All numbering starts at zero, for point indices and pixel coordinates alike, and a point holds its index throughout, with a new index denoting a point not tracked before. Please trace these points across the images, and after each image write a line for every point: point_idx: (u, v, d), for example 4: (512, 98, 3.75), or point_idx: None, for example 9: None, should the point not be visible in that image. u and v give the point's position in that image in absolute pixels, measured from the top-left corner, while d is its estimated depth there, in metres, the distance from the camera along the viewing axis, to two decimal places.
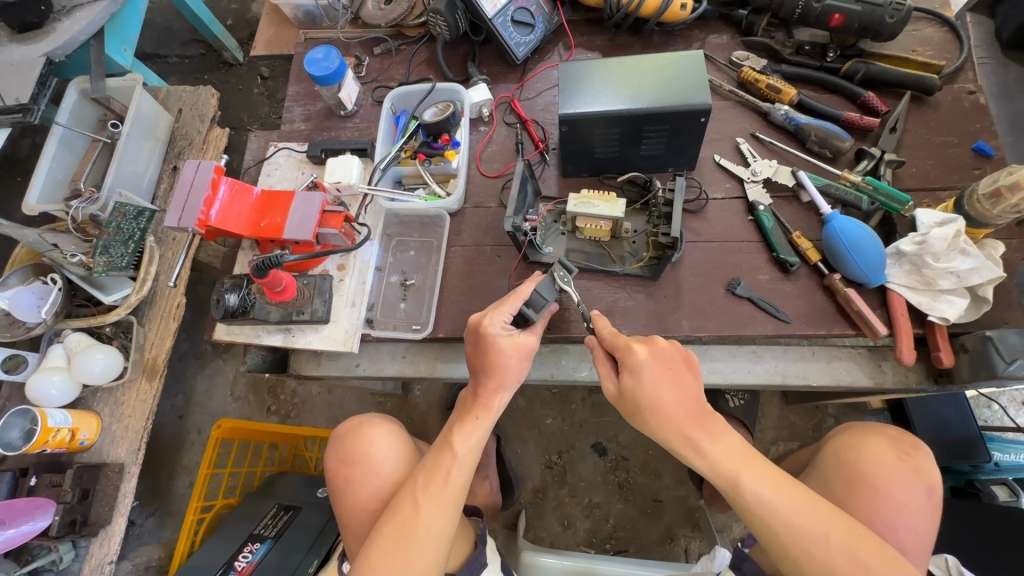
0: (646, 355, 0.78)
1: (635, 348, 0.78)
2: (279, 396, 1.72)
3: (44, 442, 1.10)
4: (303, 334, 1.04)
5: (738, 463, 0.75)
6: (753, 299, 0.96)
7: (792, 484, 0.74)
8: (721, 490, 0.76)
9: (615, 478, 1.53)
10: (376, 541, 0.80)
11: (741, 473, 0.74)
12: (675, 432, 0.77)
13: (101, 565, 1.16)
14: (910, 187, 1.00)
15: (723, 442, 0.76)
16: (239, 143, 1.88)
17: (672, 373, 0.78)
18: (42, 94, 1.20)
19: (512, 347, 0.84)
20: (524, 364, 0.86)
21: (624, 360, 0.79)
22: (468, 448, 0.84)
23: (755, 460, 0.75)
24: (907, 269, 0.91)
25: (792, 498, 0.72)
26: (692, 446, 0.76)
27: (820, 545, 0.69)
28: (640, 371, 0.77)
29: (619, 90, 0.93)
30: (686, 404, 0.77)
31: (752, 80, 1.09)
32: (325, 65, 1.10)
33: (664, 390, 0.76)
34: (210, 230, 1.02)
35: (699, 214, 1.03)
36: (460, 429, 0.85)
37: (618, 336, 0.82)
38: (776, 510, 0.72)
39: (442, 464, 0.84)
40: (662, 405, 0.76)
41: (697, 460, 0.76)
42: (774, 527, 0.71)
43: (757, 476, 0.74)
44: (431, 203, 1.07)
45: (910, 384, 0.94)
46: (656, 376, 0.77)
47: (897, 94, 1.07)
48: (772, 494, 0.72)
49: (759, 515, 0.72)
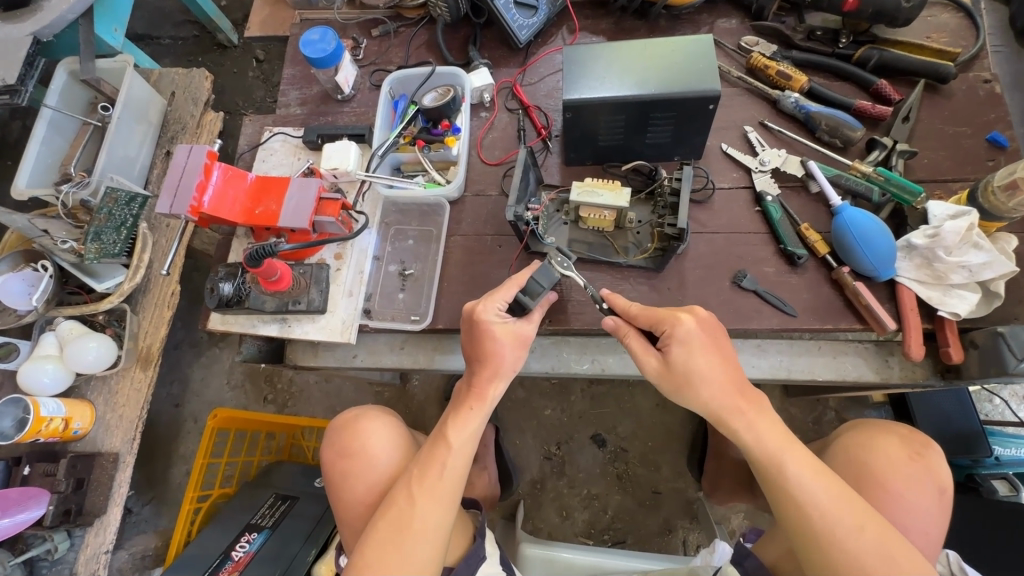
0: (694, 326, 0.77)
1: (683, 318, 0.77)
2: (276, 385, 1.71)
3: (38, 431, 1.08)
4: (299, 324, 1.02)
5: (783, 442, 0.74)
6: (759, 292, 0.94)
7: (831, 473, 0.73)
8: (759, 469, 0.75)
9: (614, 469, 1.53)
10: (374, 534, 0.79)
11: (786, 455, 0.74)
12: (720, 404, 0.76)
13: (96, 555, 1.15)
14: (922, 179, 0.98)
15: (770, 419, 0.76)
16: (235, 127, 1.84)
17: (719, 346, 0.77)
18: (30, 74, 1.17)
19: (521, 329, 0.84)
20: (522, 349, 0.84)
21: (671, 330, 0.77)
22: (464, 440, 0.82)
23: (798, 444, 0.75)
24: (918, 263, 0.89)
25: (832, 486, 0.71)
26: (739, 419, 0.76)
27: (853, 535, 0.68)
28: (690, 344, 0.76)
29: (623, 76, 0.90)
30: (734, 379, 0.76)
31: (762, 66, 1.05)
32: (321, 47, 1.06)
33: (712, 365, 0.76)
34: (203, 217, 0.99)
35: (706, 204, 1.01)
36: (454, 421, 0.83)
37: (654, 309, 0.81)
38: (815, 495, 0.71)
39: (438, 455, 0.82)
40: (709, 382, 0.75)
41: (744, 434, 0.76)
42: (808, 511, 0.70)
43: (798, 458, 0.73)
44: (430, 190, 1.05)
45: (917, 379, 0.93)
46: (704, 345, 0.76)
47: (909, 82, 1.04)
48: (812, 479, 0.71)
49: (795, 495, 0.71)
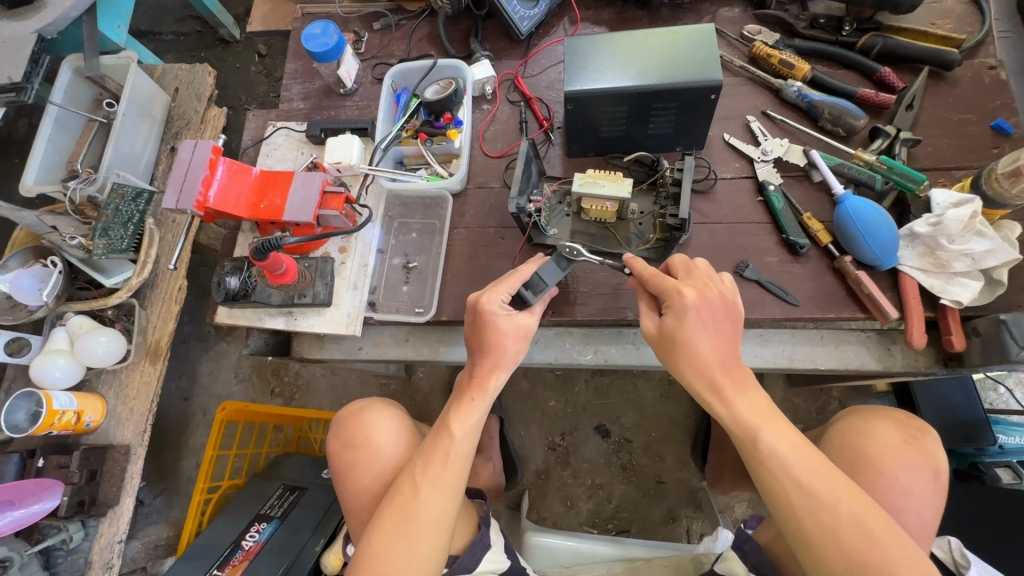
0: (694, 299, 0.76)
1: (683, 291, 0.77)
2: (283, 378, 1.72)
3: (51, 424, 1.10)
4: (305, 317, 1.03)
5: (762, 417, 0.73)
6: (761, 282, 0.94)
7: (813, 450, 0.72)
8: (737, 442, 0.75)
9: (618, 459, 1.54)
10: (381, 519, 0.80)
11: (765, 427, 0.73)
12: (700, 377, 0.76)
13: (110, 545, 1.18)
14: (926, 167, 0.98)
15: (751, 397, 0.75)
16: (238, 123, 1.85)
17: (715, 324, 0.76)
18: (35, 71, 1.18)
19: (529, 321, 0.85)
20: (524, 339, 0.85)
21: (670, 301, 0.78)
22: (467, 432, 0.83)
23: (779, 419, 0.74)
24: (920, 251, 0.89)
25: (809, 460, 0.71)
26: (717, 394, 0.76)
27: (829, 509, 0.68)
28: (685, 313, 0.76)
29: (625, 67, 0.90)
30: (722, 354, 0.76)
31: (764, 55, 1.05)
32: (322, 41, 1.07)
33: (705, 339, 0.76)
34: (209, 212, 1.00)
35: (707, 194, 1.01)
36: (458, 411, 0.84)
37: (660, 275, 0.80)
38: (790, 468, 0.71)
39: (441, 447, 0.83)
40: (697, 354, 0.76)
41: (721, 409, 0.75)
42: (784, 484, 0.71)
43: (777, 434, 0.73)
44: (433, 183, 1.05)
45: (920, 368, 0.93)
46: (700, 320, 0.76)
47: (914, 70, 1.03)
48: (790, 453, 0.71)
49: (770, 469, 0.72)
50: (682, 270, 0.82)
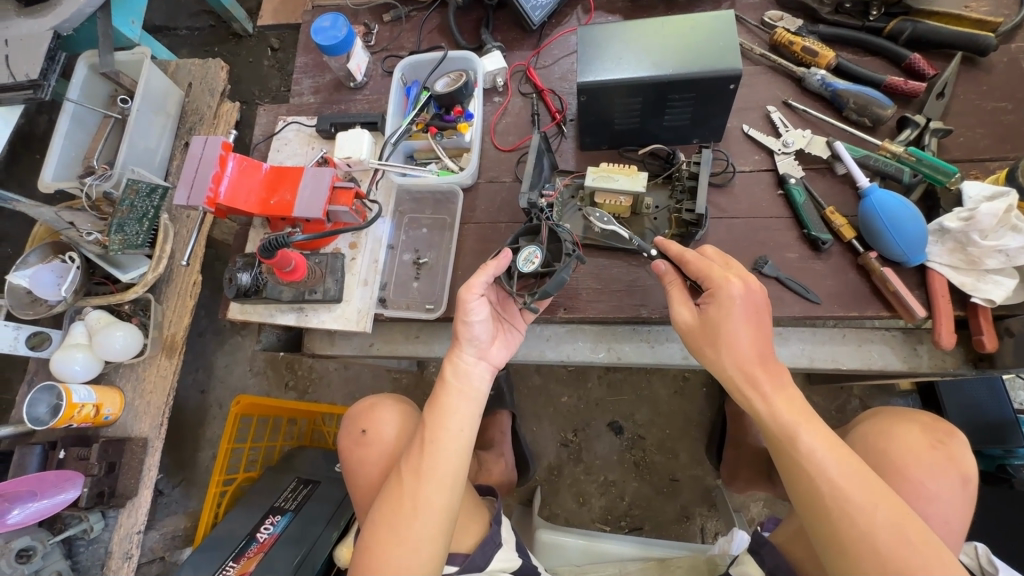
0: (740, 292, 0.75)
1: (731, 281, 0.75)
2: (297, 371, 1.74)
3: (71, 416, 1.12)
4: (316, 313, 1.03)
5: (800, 416, 0.72)
6: (781, 279, 0.91)
7: (849, 451, 0.70)
8: (772, 440, 0.73)
9: (632, 457, 1.52)
10: (377, 514, 0.80)
11: (802, 426, 0.71)
12: (735, 371, 0.75)
13: (129, 535, 1.20)
14: (957, 159, 0.93)
15: (788, 393, 0.73)
16: (251, 117, 1.85)
17: (758, 318, 0.75)
18: (51, 69, 1.17)
19: (458, 301, 0.82)
20: (463, 318, 0.83)
21: (714, 291, 0.76)
22: (454, 421, 0.81)
23: (817, 419, 0.72)
24: (950, 247, 0.85)
25: (847, 462, 0.69)
26: (754, 386, 0.74)
27: (867, 514, 0.65)
28: (732, 305, 0.75)
29: (640, 57, 0.87)
30: (759, 349, 0.74)
31: (786, 42, 1.01)
32: (332, 34, 1.06)
33: (746, 332, 0.74)
34: (220, 208, 1.00)
35: (725, 188, 0.98)
36: (436, 405, 0.83)
37: (707, 262, 0.79)
38: (828, 470, 0.68)
39: (432, 437, 0.81)
40: (738, 348, 0.74)
41: (759, 403, 0.73)
42: (819, 486, 0.68)
43: (815, 431, 0.70)
44: (443, 178, 1.03)
45: (947, 368, 0.89)
46: (744, 313, 0.74)
47: (945, 56, 0.98)
48: (829, 454, 0.69)
49: (807, 469, 0.69)
50: (721, 260, 0.81)
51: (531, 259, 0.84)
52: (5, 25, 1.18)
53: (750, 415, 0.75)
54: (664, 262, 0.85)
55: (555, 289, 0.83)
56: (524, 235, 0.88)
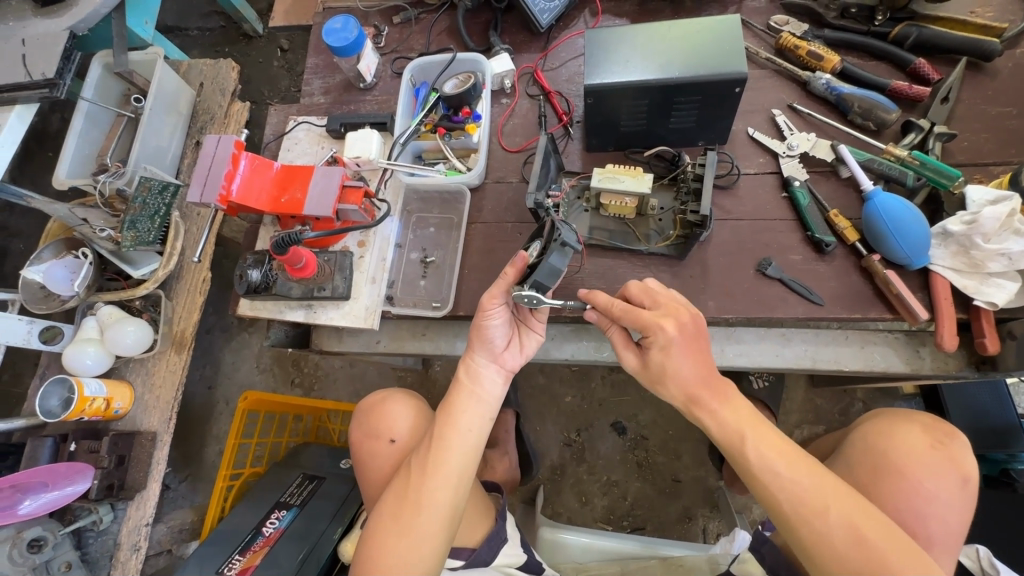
0: (676, 334, 0.74)
1: (664, 326, 0.74)
2: (303, 368, 1.76)
3: (82, 410, 1.14)
4: (324, 310, 1.04)
5: (746, 424, 0.73)
6: (784, 280, 0.92)
7: (799, 455, 0.71)
8: (723, 450, 0.75)
9: (634, 457, 1.53)
10: (384, 507, 0.82)
11: (748, 434, 0.72)
12: (678, 392, 0.76)
13: (137, 527, 1.22)
14: (961, 163, 0.94)
15: (732, 406, 0.74)
16: (260, 117, 1.87)
17: (698, 347, 0.75)
18: (67, 68, 1.19)
19: (479, 308, 0.82)
20: (482, 323, 0.83)
21: (653, 337, 0.75)
22: (468, 421, 0.83)
23: (760, 425, 0.73)
24: (953, 250, 0.86)
25: (796, 466, 0.70)
26: (701, 406, 0.75)
27: (819, 517, 0.67)
28: (670, 348, 0.74)
29: (646, 60, 0.88)
30: (703, 372, 0.74)
31: (792, 46, 1.02)
32: (343, 36, 1.08)
33: (687, 361, 0.74)
34: (232, 206, 1.02)
35: (730, 190, 0.99)
36: (452, 406, 0.84)
37: (635, 310, 0.76)
38: (778, 476, 0.70)
39: (445, 437, 0.82)
40: (683, 379, 0.75)
41: (706, 418, 0.75)
42: (776, 496, 0.69)
43: (761, 439, 0.72)
44: (451, 178, 1.05)
45: (950, 371, 0.90)
46: (682, 352, 0.74)
47: (950, 61, 0.99)
48: (777, 461, 0.70)
49: (760, 479, 0.71)
50: (647, 298, 0.78)
51: (531, 252, 0.82)
52: (22, 25, 1.21)
53: (700, 428, 0.77)
54: (593, 313, 0.84)
55: (551, 280, 0.79)
56: (536, 234, 0.88)
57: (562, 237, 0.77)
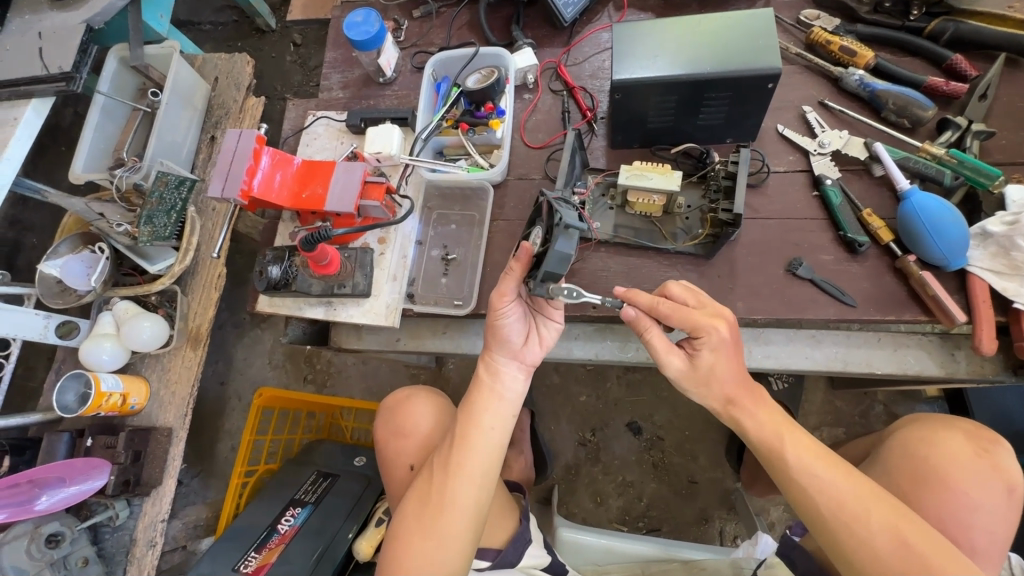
0: (728, 334, 0.74)
1: (719, 326, 0.73)
2: (316, 365, 1.75)
3: (99, 405, 1.14)
4: (345, 308, 1.03)
5: (782, 427, 0.74)
6: (815, 281, 0.90)
7: (838, 458, 0.71)
8: (761, 455, 0.75)
9: (650, 458, 1.51)
10: (408, 508, 0.81)
11: (786, 439, 0.73)
12: (716, 397, 0.76)
13: (153, 523, 1.22)
14: (998, 162, 0.92)
15: (768, 408, 0.75)
16: (274, 112, 1.86)
17: (738, 351, 0.75)
18: (84, 61, 1.17)
19: (490, 307, 0.81)
20: (495, 322, 0.82)
21: (706, 338, 0.73)
22: (491, 419, 0.82)
23: (797, 428, 0.74)
24: (992, 252, 0.84)
25: (836, 469, 0.70)
26: (739, 409, 0.75)
27: (860, 522, 0.67)
28: (722, 349, 0.73)
29: (677, 55, 0.87)
30: (742, 375, 0.75)
31: (823, 42, 0.99)
32: (364, 29, 1.06)
33: (733, 365, 0.74)
34: (252, 202, 1.00)
35: (759, 188, 0.97)
36: (473, 405, 0.82)
37: (686, 310, 0.75)
38: (817, 479, 0.70)
39: (468, 436, 0.81)
40: (723, 381, 0.75)
41: (745, 423, 0.75)
42: (815, 501, 0.69)
43: (801, 445, 0.72)
44: (473, 174, 1.03)
45: (986, 375, 0.89)
46: (732, 354, 0.74)
47: (987, 57, 0.96)
48: (816, 464, 0.71)
49: (797, 481, 0.71)
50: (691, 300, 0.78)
51: (533, 240, 0.79)
52: (40, 18, 1.19)
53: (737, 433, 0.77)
54: (632, 309, 0.77)
55: (561, 267, 0.77)
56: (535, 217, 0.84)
57: (564, 221, 0.75)
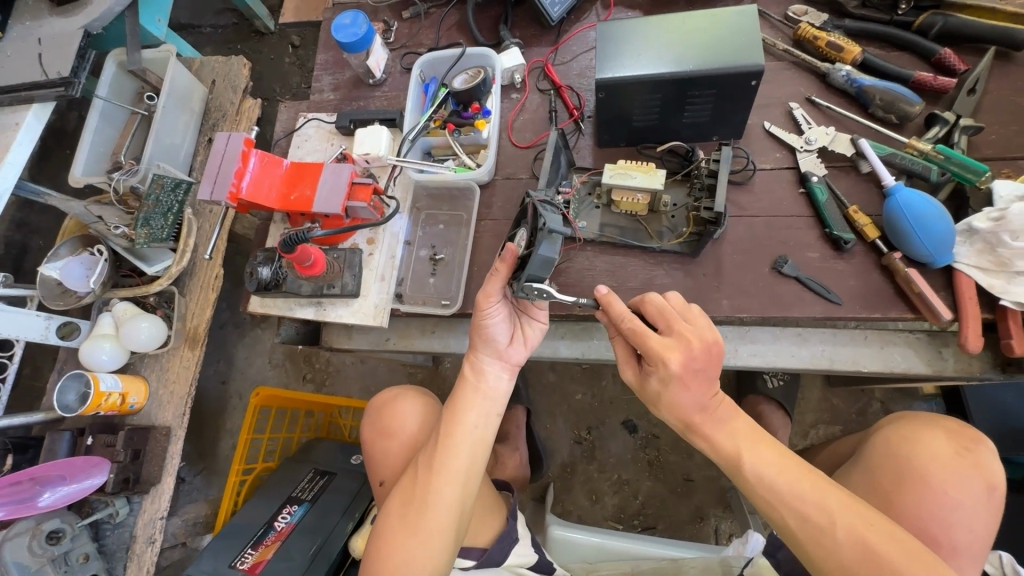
0: (680, 367, 0.72)
1: (668, 358, 0.72)
2: (315, 364, 1.77)
3: (98, 405, 1.16)
4: (334, 308, 1.04)
5: (743, 443, 0.72)
6: (801, 279, 0.90)
7: (801, 469, 0.71)
8: (726, 471, 0.74)
9: (645, 456, 1.51)
10: (391, 508, 0.82)
11: (746, 453, 0.72)
12: (676, 417, 0.76)
13: (153, 521, 1.24)
14: (988, 157, 0.90)
15: (728, 426, 0.74)
16: (272, 113, 1.88)
17: (700, 377, 0.73)
18: (81, 67, 1.20)
19: (477, 307, 0.82)
20: (481, 322, 0.83)
21: (655, 368, 0.74)
22: (475, 417, 0.82)
23: (760, 442, 0.73)
24: (979, 248, 0.83)
25: (798, 481, 0.69)
26: (697, 430, 0.75)
27: (826, 533, 0.66)
28: (671, 380, 0.73)
29: (660, 53, 0.86)
30: (703, 397, 0.74)
31: (811, 38, 0.99)
32: (352, 31, 1.06)
33: (688, 391, 0.73)
34: (243, 204, 1.02)
35: (745, 185, 0.96)
36: (458, 403, 0.83)
37: (645, 334, 0.74)
38: (780, 492, 0.69)
39: (452, 434, 0.82)
40: (680, 406, 0.74)
41: (704, 443, 0.75)
42: (780, 513, 0.69)
43: (762, 464, 0.71)
44: (460, 174, 1.04)
45: (973, 373, 0.88)
46: (684, 382, 0.73)
47: (977, 51, 0.95)
48: (778, 478, 0.70)
49: (761, 493, 0.70)
50: (660, 319, 0.77)
51: (518, 241, 0.79)
52: (38, 24, 1.21)
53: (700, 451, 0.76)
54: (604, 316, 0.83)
55: (545, 270, 0.77)
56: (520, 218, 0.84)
57: (547, 225, 0.75)
